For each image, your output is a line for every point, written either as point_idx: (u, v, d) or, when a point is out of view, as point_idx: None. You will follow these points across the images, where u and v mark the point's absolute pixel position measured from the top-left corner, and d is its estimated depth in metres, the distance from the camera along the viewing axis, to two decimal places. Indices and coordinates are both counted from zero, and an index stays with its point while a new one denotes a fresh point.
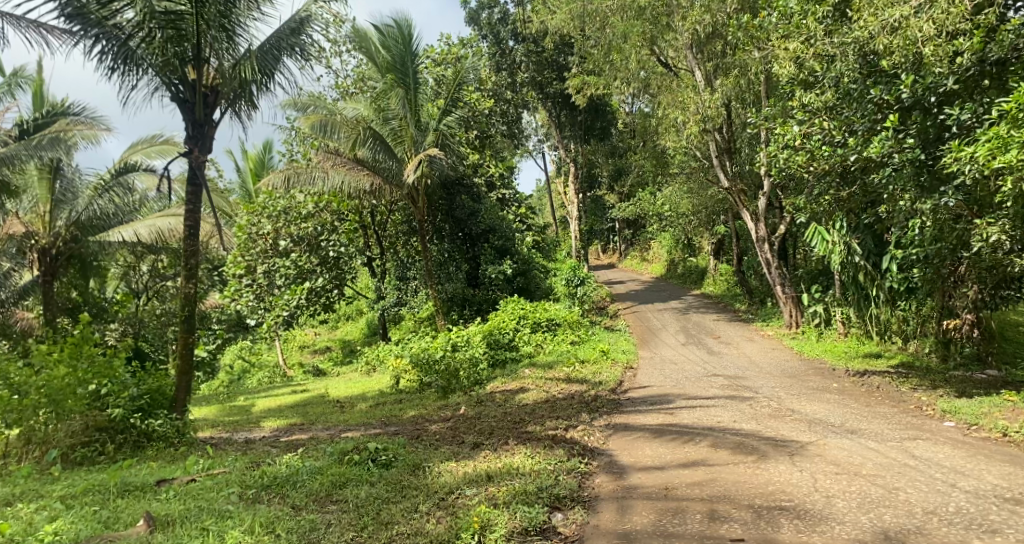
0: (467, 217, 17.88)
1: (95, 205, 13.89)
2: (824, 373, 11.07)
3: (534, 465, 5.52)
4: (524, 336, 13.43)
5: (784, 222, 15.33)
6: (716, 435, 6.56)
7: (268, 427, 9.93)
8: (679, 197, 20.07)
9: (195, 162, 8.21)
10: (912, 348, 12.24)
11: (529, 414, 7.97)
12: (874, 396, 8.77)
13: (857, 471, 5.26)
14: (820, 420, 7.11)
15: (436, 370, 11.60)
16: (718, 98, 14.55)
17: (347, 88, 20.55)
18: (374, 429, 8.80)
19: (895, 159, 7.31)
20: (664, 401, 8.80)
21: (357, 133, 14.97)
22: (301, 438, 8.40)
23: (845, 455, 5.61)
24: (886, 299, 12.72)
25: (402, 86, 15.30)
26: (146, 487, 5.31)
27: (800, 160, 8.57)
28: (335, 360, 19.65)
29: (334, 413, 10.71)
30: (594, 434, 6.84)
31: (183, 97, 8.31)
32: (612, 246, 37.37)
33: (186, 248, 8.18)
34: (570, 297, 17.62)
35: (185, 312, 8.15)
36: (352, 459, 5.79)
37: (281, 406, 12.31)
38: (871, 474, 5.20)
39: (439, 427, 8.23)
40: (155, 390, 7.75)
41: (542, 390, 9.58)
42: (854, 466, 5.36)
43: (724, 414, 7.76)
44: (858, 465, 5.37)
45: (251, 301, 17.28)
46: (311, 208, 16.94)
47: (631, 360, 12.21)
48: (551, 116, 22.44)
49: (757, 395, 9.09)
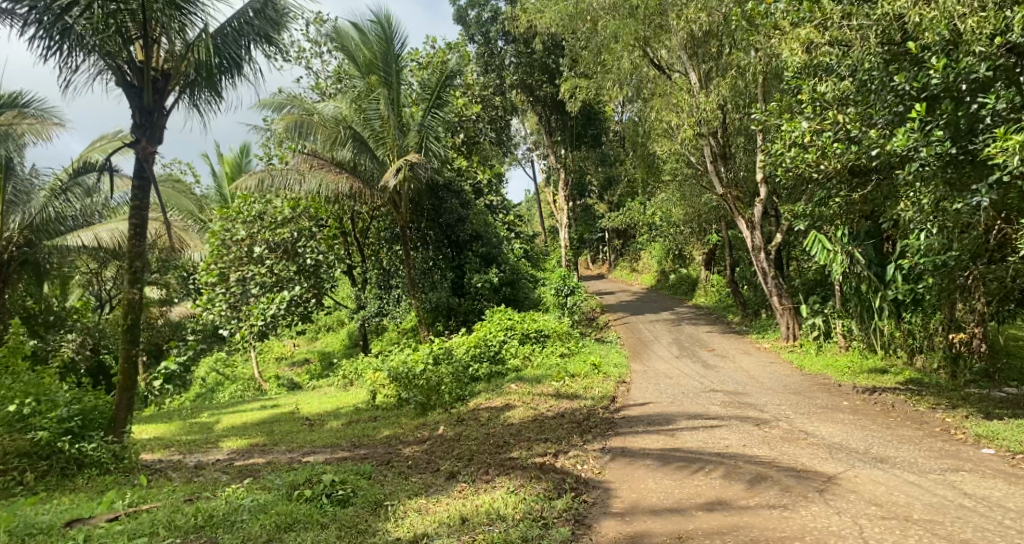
0: (454, 223, 17.08)
1: (51, 208, 12.82)
2: (830, 390, 10.36)
3: (518, 506, 4.71)
4: (511, 348, 12.59)
5: (782, 230, 14.64)
6: (730, 463, 5.78)
7: (226, 448, 9.05)
8: (670, 205, 19.42)
9: (142, 153, 7.37)
10: (918, 363, 11.52)
11: (515, 436, 7.15)
12: (892, 416, 8.03)
13: (906, 516, 4.48)
14: (841, 445, 6.35)
15: (415, 385, 10.75)
16: (712, 100, 13.84)
17: (326, 89, 19.79)
18: (344, 452, 7.96)
19: (921, 154, 6.55)
20: (662, 421, 7.99)
21: (336, 134, 14.33)
22: (260, 463, 7.54)
23: (885, 493, 4.84)
24: (891, 311, 12.03)
25: (384, 86, 14.42)
26: (49, 531, 4.46)
27: (810, 159, 8.00)
28: (313, 372, 18.74)
29: (301, 433, 9.85)
30: (588, 461, 6.04)
31: (131, 81, 7.49)
32: (603, 256, 36.76)
33: (131, 248, 7.32)
34: (560, 307, 16.81)
35: (128, 321, 7.25)
36: (303, 494, 4.96)
37: (246, 424, 11.37)
38: (925, 520, 4.43)
39: (413, 450, 7.39)
40: (90, 410, 6.97)
41: (529, 408, 8.77)
42: (902, 509, 4.59)
43: (731, 436, 6.97)
44: (906, 507, 4.60)
45: (224, 311, 16.07)
46: (289, 213, 16.18)
47: (623, 374, 11.46)
48: (540, 121, 21.75)
49: (764, 415, 8.33)
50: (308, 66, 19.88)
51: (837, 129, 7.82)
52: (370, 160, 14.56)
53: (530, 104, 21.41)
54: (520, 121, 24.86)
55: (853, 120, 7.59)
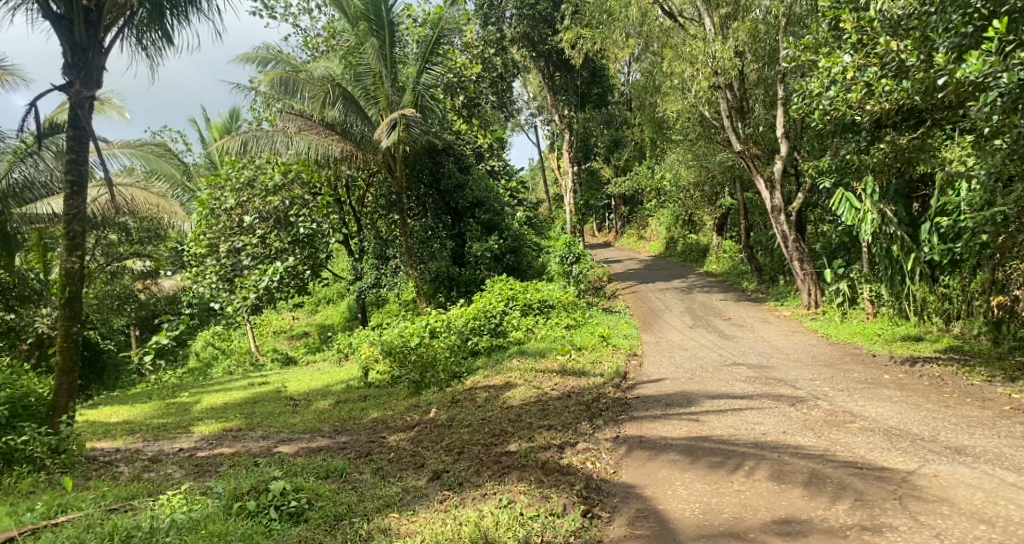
0: (452, 189, 16.08)
1: (18, 173, 11.40)
2: (865, 361, 9.41)
3: (513, 529, 3.84)
4: (513, 320, 11.62)
5: (804, 189, 13.45)
6: (769, 456, 4.90)
7: (197, 435, 8.15)
8: (679, 165, 18.19)
9: (76, 98, 6.31)
10: (956, 330, 10.36)
11: (516, 422, 6.22)
12: (947, 391, 7.05)
13: None
14: (898, 429, 5.44)
15: (410, 361, 9.82)
16: (730, 47, 12.63)
17: (317, 47, 18.60)
18: (323, 441, 7.07)
19: (1002, 82, 5.45)
20: (683, 401, 7.03)
21: (324, 91, 12.98)
22: (225, 454, 6.64)
23: (988, 504, 4.05)
24: (925, 274, 10.87)
25: (376, 37, 13.15)
26: None
27: (854, 97, 7.15)
28: (309, 346, 17.90)
29: (286, 415, 8.97)
30: (601, 457, 5.12)
31: (58, 11, 6.38)
32: (609, 223, 35.51)
33: (67, 210, 6.31)
34: (565, 276, 15.72)
35: (66, 294, 6.26)
36: (244, 507, 4.10)
37: (227, 404, 10.47)
38: None
39: (401, 438, 6.46)
40: (17, 398, 6.13)
41: (532, 387, 7.80)
42: (1020, 528, 3.80)
43: (766, 420, 6.02)
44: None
45: (214, 283, 14.81)
46: (279, 179, 15.10)
47: (634, 346, 10.49)
48: (543, 77, 20.33)
49: (798, 392, 7.37)
50: (296, 23, 18.68)
51: (886, 61, 6.92)
52: (361, 121, 13.40)
53: (532, 59, 19.95)
54: (523, 82, 23.82)
55: (909, 48, 6.68)
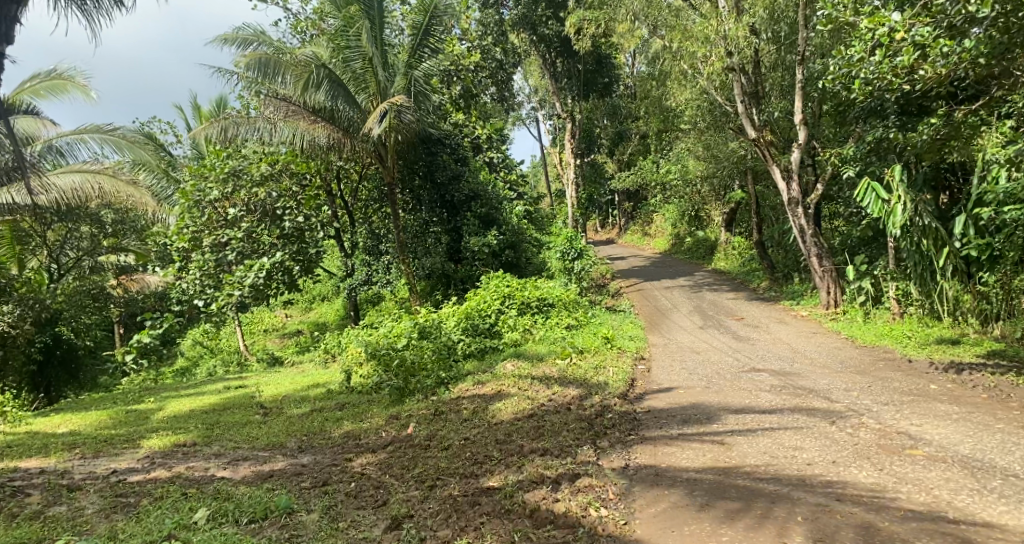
0: (447, 181, 14.98)
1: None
2: (901, 367, 8.39)
3: None
4: (509, 320, 10.54)
5: (824, 180, 12.28)
6: (822, 504, 4.06)
7: (146, 450, 7.10)
8: (688, 156, 17.10)
9: None
10: (997, 331, 9.31)
11: (505, 442, 5.23)
12: (1013, 406, 6.05)
13: None
14: (974, 462, 4.54)
15: (393, 366, 8.75)
16: (745, 23, 11.49)
17: (305, 31, 17.57)
18: (279, 462, 5.99)
19: None
20: (702, 416, 6.02)
21: (308, 75, 11.74)
22: (162, 479, 5.58)
23: None
24: (960, 270, 9.72)
25: (366, 16, 11.84)
26: None
27: (905, 60, 6.17)
28: (298, 346, 16.88)
29: (250, 425, 7.97)
30: (607, 500, 4.26)
31: None
32: (613, 219, 34.29)
33: None
34: (566, 273, 14.62)
35: None
36: None
37: (193, 412, 9.43)
38: None
39: (368, 462, 5.44)
40: None
41: (525, 398, 6.76)
42: None
43: (806, 444, 5.03)
44: None
45: (196, 280, 13.61)
46: (266, 169, 13.96)
47: (641, 349, 9.45)
48: (544, 64, 19.23)
49: (836, 405, 6.37)
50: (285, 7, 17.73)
51: (946, 16, 5.95)
52: (349, 107, 12.14)
53: (533, 44, 18.79)
54: (524, 72, 22.67)
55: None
